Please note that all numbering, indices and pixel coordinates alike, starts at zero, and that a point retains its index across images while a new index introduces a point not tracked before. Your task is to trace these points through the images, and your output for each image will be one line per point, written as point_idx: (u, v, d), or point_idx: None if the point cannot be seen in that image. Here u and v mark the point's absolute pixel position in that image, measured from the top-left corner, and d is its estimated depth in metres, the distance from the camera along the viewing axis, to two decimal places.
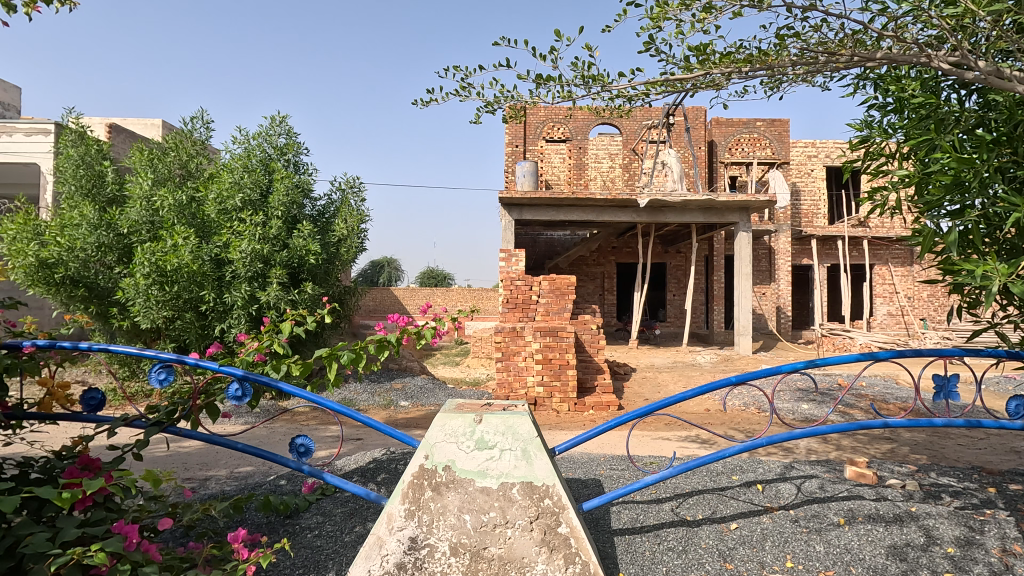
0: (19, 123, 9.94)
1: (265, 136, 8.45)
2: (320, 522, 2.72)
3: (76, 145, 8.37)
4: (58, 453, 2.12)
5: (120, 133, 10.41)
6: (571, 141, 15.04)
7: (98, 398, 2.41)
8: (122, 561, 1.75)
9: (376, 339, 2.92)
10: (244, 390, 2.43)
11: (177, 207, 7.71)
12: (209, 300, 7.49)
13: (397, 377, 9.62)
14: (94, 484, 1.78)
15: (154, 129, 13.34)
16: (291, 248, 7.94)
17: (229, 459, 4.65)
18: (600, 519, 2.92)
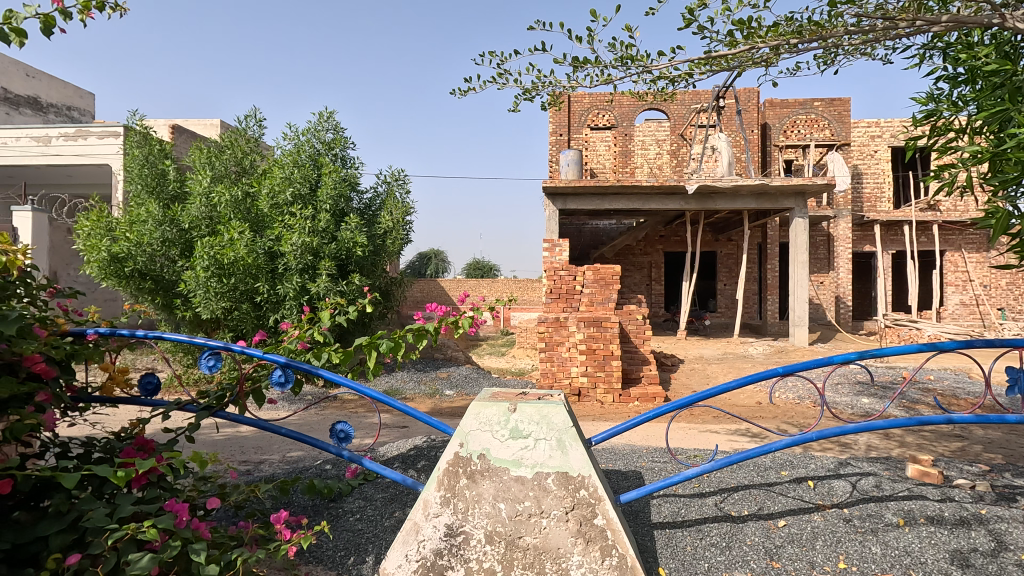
0: (93, 127, 10.60)
1: (313, 132, 8.67)
2: (362, 507, 2.79)
3: (142, 146, 8.88)
4: (117, 434, 2.24)
5: (181, 133, 10.94)
6: (616, 128, 14.75)
7: (154, 383, 2.53)
8: (174, 538, 1.82)
9: (414, 329, 2.94)
10: (287, 377, 2.49)
11: (233, 202, 8.03)
12: (263, 292, 7.79)
13: (442, 366, 9.80)
14: (146, 465, 1.86)
15: (212, 128, 14.04)
16: (339, 240, 8.15)
17: (281, 444, 4.85)
18: (639, 512, 2.86)
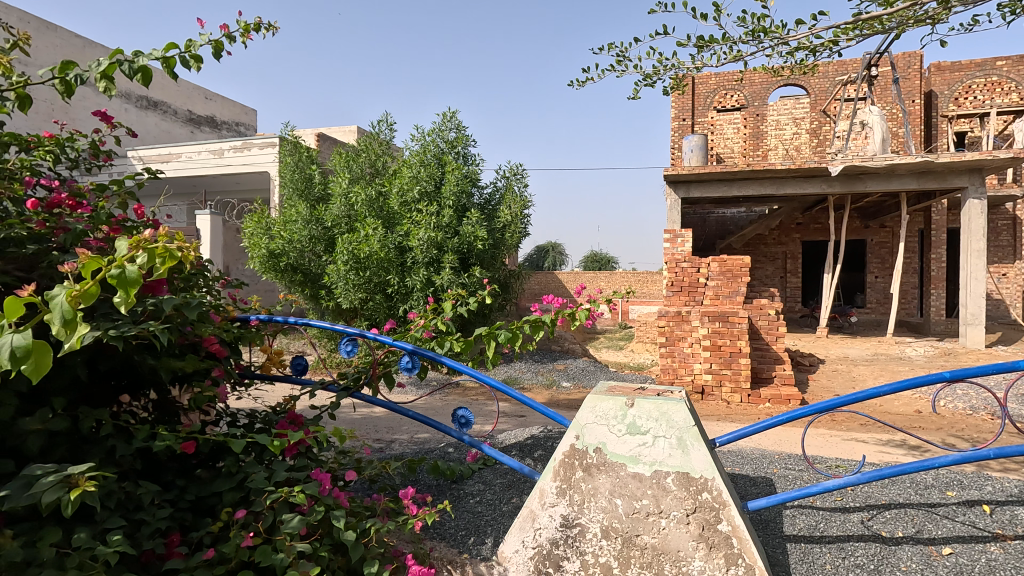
0: (256, 139, 12.08)
1: (438, 132, 9.11)
2: (481, 490, 2.90)
3: (293, 154, 9.95)
4: (274, 408, 2.54)
5: (325, 140, 12.10)
6: (746, 109, 13.70)
7: (303, 363, 2.83)
8: (319, 504, 2.02)
9: (531, 320, 2.97)
10: (413, 363, 2.65)
11: (367, 201, 8.71)
12: (394, 284, 8.37)
13: (559, 358, 9.87)
14: (297, 436, 2.09)
15: (350, 134, 15.37)
16: (461, 235, 8.51)
17: (410, 426, 5.19)
18: (770, 522, 2.65)
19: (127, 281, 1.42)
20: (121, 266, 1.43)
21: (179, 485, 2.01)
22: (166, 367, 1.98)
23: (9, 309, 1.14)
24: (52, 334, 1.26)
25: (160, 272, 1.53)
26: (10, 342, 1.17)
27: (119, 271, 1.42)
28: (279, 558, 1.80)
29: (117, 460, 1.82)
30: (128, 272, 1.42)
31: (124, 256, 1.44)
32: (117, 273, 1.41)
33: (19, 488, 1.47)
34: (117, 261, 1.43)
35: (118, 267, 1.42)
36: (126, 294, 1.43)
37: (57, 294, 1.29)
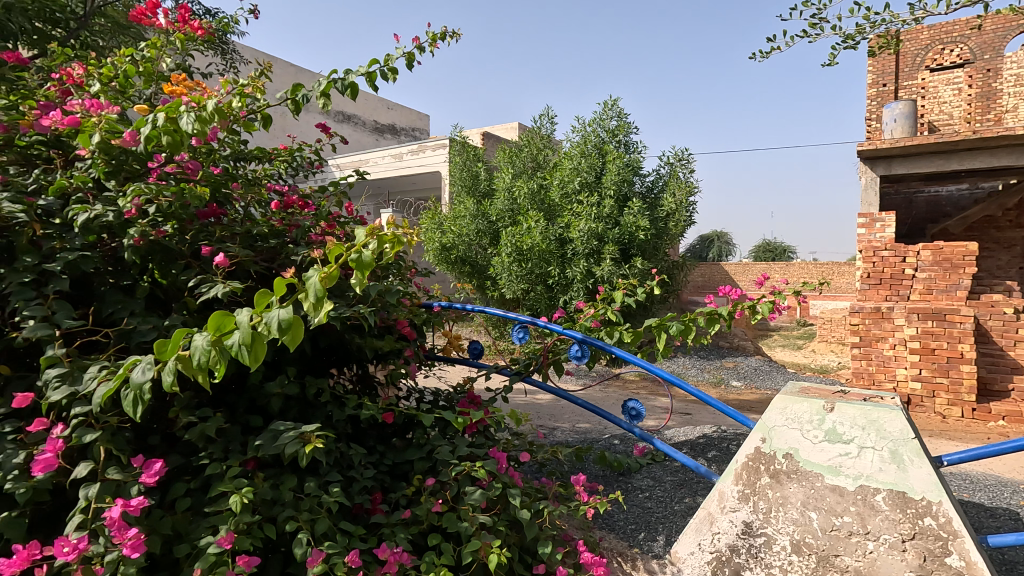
0: (430, 142, 13.10)
1: (599, 121, 9.01)
2: (651, 486, 2.83)
3: (462, 154, 10.61)
4: (455, 387, 2.72)
5: (490, 139, 12.69)
6: (971, 64, 11.33)
7: (479, 348, 3.00)
8: (496, 481, 2.13)
9: (705, 312, 2.79)
10: (583, 352, 2.64)
11: (530, 194, 8.95)
12: (555, 275, 8.47)
13: (728, 356, 9.22)
14: (477, 415, 2.21)
15: (512, 131, 16.03)
16: (622, 225, 8.33)
17: (571, 415, 5.23)
18: (1017, 566, 2.17)
19: (362, 265, 1.57)
20: (357, 251, 1.58)
21: (380, 450, 2.25)
22: (369, 346, 2.25)
23: (280, 279, 1.21)
24: (305, 310, 1.30)
25: (388, 258, 1.65)
26: (278, 311, 1.17)
27: (357, 256, 1.56)
28: (464, 526, 1.93)
29: (333, 423, 2.10)
30: (363, 256, 1.56)
31: (360, 243, 1.59)
32: (355, 257, 1.56)
33: (268, 439, 1.78)
34: (355, 247, 1.58)
35: (356, 253, 1.57)
36: (361, 277, 1.58)
37: (311, 274, 1.37)
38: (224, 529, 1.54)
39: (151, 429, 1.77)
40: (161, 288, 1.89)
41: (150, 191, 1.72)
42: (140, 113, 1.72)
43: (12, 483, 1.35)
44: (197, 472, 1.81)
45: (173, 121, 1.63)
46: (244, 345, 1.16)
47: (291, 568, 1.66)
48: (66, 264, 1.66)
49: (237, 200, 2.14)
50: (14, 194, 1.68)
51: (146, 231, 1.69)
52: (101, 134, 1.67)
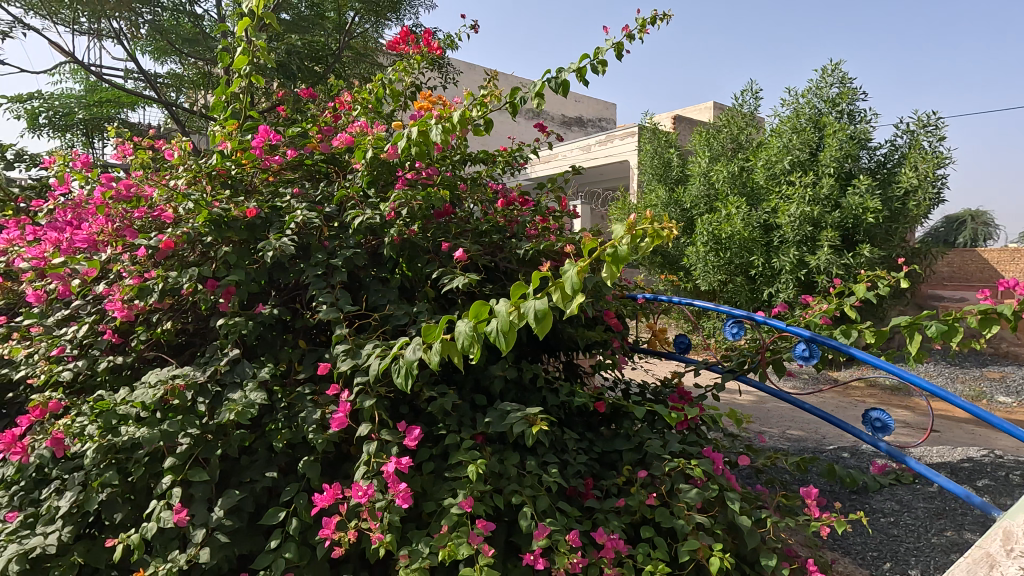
0: (617, 131, 12.60)
1: (815, 90, 7.32)
2: (897, 510, 2.44)
3: (650, 140, 9.75)
4: (663, 381, 2.64)
5: (682, 122, 11.82)
6: None
7: (685, 342, 2.81)
8: (713, 483, 2.01)
9: (980, 312, 2.25)
10: (812, 351, 2.30)
11: (729, 178, 7.83)
12: (759, 266, 7.32)
13: (992, 364, 7.43)
14: (693, 412, 2.12)
15: (707, 111, 14.99)
16: (844, 207, 6.82)
17: (780, 421, 4.51)
18: None
19: (619, 258, 1.34)
20: (614, 244, 1.36)
21: (589, 438, 2.28)
22: (581, 337, 2.35)
23: (536, 274, 1.25)
24: (554, 302, 1.30)
25: (645, 254, 1.37)
26: (534, 304, 1.28)
27: (613, 249, 1.34)
28: (679, 523, 1.87)
29: (548, 408, 2.21)
30: (620, 249, 1.34)
31: (618, 235, 1.36)
32: (611, 250, 1.34)
33: (496, 417, 1.94)
34: (611, 240, 1.37)
35: (612, 245, 1.35)
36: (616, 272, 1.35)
37: (569, 265, 1.29)
38: (463, 493, 1.69)
39: (402, 399, 2.04)
40: (409, 279, 2.18)
41: (405, 196, 2.02)
42: (398, 129, 2.03)
43: (314, 434, 1.69)
44: (436, 440, 2.04)
45: (423, 134, 1.88)
46: (501, 332, 1.29)
47: (515, 538, 1.77)
48: (344, 259, 2.01)
49: (467, 199, 2.41)
50: (309, 204, 2.10)
51: (402, 230, 1.99)
52: (373, 149, 2.02)
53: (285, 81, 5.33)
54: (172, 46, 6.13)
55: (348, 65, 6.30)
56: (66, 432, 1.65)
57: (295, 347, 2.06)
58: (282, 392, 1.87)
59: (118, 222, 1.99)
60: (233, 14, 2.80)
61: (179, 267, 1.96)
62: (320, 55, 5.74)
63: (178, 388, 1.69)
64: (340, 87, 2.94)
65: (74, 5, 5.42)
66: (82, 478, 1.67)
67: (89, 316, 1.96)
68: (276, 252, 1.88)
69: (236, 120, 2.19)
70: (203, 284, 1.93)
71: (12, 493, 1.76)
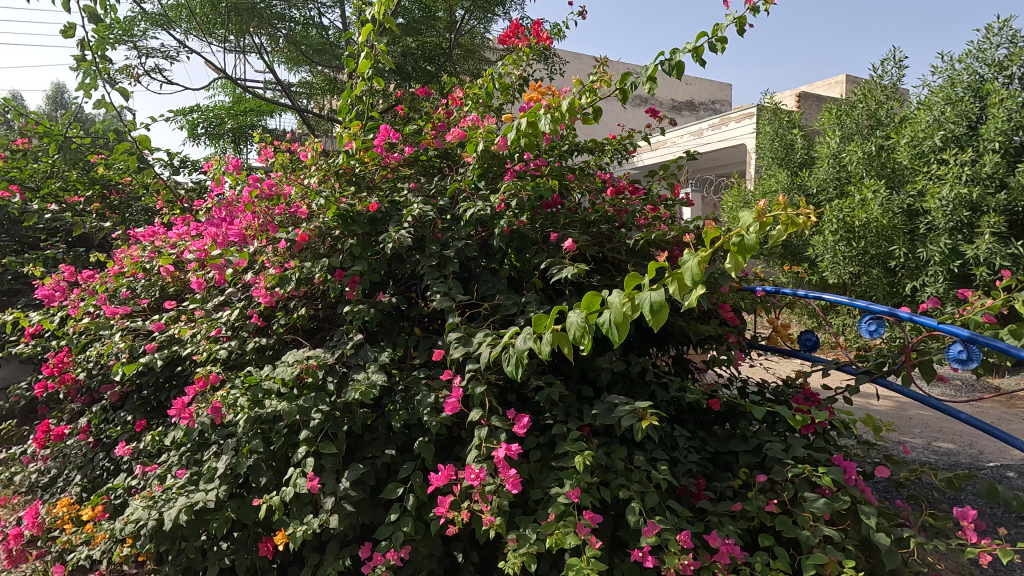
0: (734, 112, 11.78)
1: (976, 53, 6.30)
2: None
3: (772, 121, 8.97)
4: (785, 380, 2.44)
5: (807, 99, 10.80)
6: None
7: (813, 340, 2.56)
8: (843, 493, 1.84)
9: None
10: (971, 354, 1.97)
11: (865, 159, 7.01)
12: (900, 256, 6.51)
13: None
14: (820, 416, 1.94)
15: (839, 86, 13.57)
16: (1013, 189, 5.86)
17: (924, 430, 4.02)
18: None
19: (745, 248, 1.25)
20: (740, 233, 1.27)
21: (701, 436, 2.17)
22: (693, 330, 2.24)
23: (654, 264, 1.20)
24: (671, 294, 1.25)
25: (777, 243, 1.29)
26: (650, 295, 1.23)
27: (738, 238, 1.26)
28: (804, 535, 1.72)
29: (658, 403, 2.13)
30: (747, 239, 1.25)
31: (745, 223, 1.27)
32: (737, 239, 1.25)
33: (603, 410, 1.91)
34: (736, 228, 1.28)
35: (737, 234, 1.26)
36: (740, 263, 1.26)
37: (689, 255, 1.22)
38: (571, 483, 1.70)
39: (510, 388, 2.08)
40: (517, 269, 2.21)
41: (514, 187, 2.05)
42: (508, 121, 2.07)
43: (428, 416, 1.78)
44: (542, 429, 2.05)
45: (532, 125, 1.90)
46: (613, 324, 1.28)
47: (622, 532, 1.75)
48: (456, 250, 2.08)
49: (574, 189, 2.41)
50: (424, 198, 2.20)
51: (511, 221, 2.03)
52: (483, 142, 2.10)
53: (400, 82, 5.60)
54: (303, 57, 6.71)
55: (457, 63, 6.48)
56: (222, 402, 1.88)
57: (411, 334, 2.18)
58: (400, 375, 1.99)
59: (262, 219, 2.23)
60: (355, 23, 3.01)
61: (313, 259, 2.15)
62: (431, 56, 5.99)
63: (311, 367, 1.87)
64: (452, 83, 3.04)
65: (224, 26, 6.11)
66: (234, 444, 1.90)
67: (239, 302, 2.22)
68: (395, 244, 2.00)
69: (360, 121, 2.35)
70: (332, 273, 2.10)
71: (181, 453, 2.05)
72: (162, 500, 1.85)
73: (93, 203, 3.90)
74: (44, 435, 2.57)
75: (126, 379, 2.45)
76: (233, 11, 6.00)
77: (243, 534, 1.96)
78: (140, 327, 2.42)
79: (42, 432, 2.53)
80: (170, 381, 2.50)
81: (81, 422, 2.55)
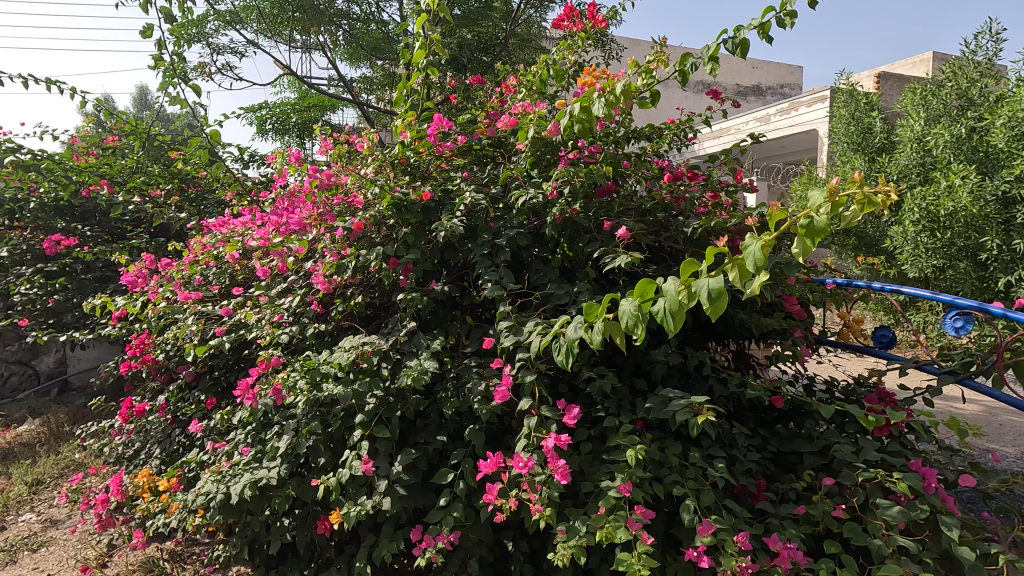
0: (804, 96, 11.13)
1: None
2: None
3: (847, 104, 8.40)
4: (857, 379, 2.28)
5: (888, 80, 10.05)
6: None
7: (889, 336, 2.39)
8: (920, 501, 1.71)
9: None
10: None
11: (954, 142, 6.45)
12: (992, 248, 5.95)
13: None
14: (896, 417, 1.80)
15: (924, 64, 12.55)
16: None
17: (1018, 438, 3.66)
18: None
19: (814, 231, 1.16)
20: (809, 214, 1.18)
21: (762, 435, 2.07)
22: (755, 324, 2.13)
23: (713, 250, 1.13)
24: (731, 281, 1.17)
25: (850, 226, 1.19)
26: (707, 283, 1.17)
27: (807, 220, 1.17)
28: (875, 543, 1.61)
29: (716, 399, 2.04)
30: (817, 221, 1.16)
31: (815, 203, 1.18)
32: (805, 221, 1.17)
33: (658, 404, 1.85)
34: (805, 209, 1.19)
35: (806, 216, 1.17)
36: (809, 247, 1.17)
37: (751, 240, 1.15)
38: (622, 477, 1.66)
39: (562, 378, 2.06)
40: (569, 259, 2.17)
41: (567, 173, 2.02)
42: (560, 107, 2.03)
43: (479, 405, 1.78)
44: (594, 421, 2.02)
45: (586, 110, 1.85)
46: (668, 313, 1.22)
47: (675, 529, 1.70)
48: (508, 239, 2.07)
49: (630, 177, 2.34)
50: (477, 187, 2.20)
51: (564, 209, 1.99)
52: (535, 129, 2.07)
53: (456, 73, 5.64)
54: (363, 52, 6.89)
55: (514, 52, 6.43)
56: (283, 384, 1.96)
57: (463, 323, 2.19)
58: (451, 363, 2.00)
59: (322, 209, 2.30)
60: (412, 15, 3.03)
61: (368, 247, 2.19)
62: (487, 46, 6.01)
63: (366, 353, 1.91)
64: (507, 71, 3.03)
65: (290, 24, 6.35)
66: (294, 424, 1.97)
67: (301, 289, 2.31)
68: (447, 233, 2.01)
69: (414, 111, 2.37)
70: (387, 262, 2.13)
71: (246, 432, 2.15)
72: (229, 475, 1.96)
73: (173, 196, 4.17)
74: (128, 412, 2.77)
75: (199, 361, 2.60)
76: (298, 9, 6.22)
77: (303, 512, 2.04)
78: (211, 312, 2.55)
79: (126, 409, 2.72)
80: (239, 363, 2.64)
81: (160, 399, 2.72)
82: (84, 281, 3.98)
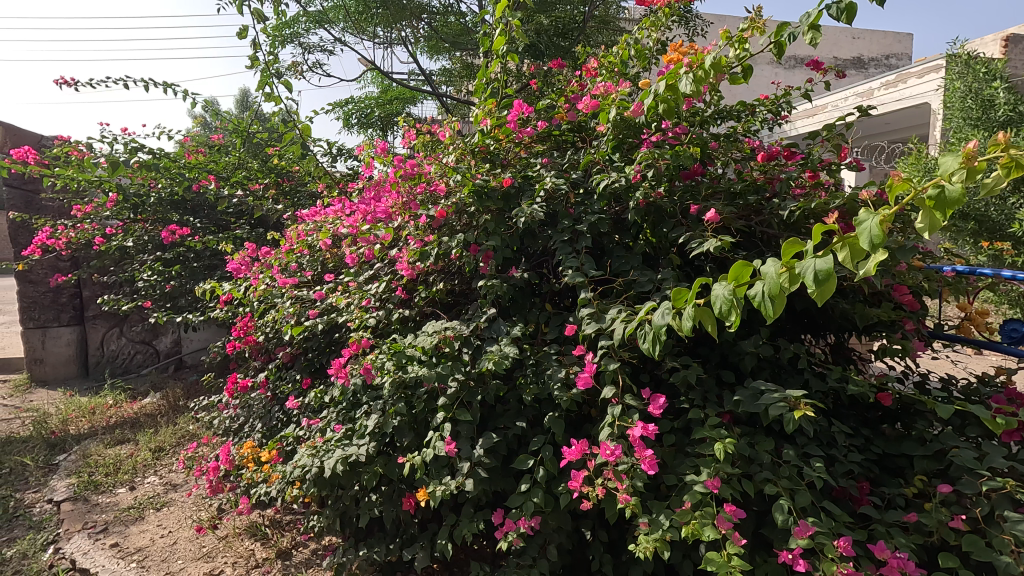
0: (913, 67, 10.06)
1: None
2: None
3: (963, 75, 7.54)
4: (981, 377, 2.04)
5: (1019, 43, 8.84)
6: None
7: (1021, 331, 2.12)
8: None
9: None
10: None
11: None
12: None
13: None
14: None
15: None
16: None
17: None
18: None
19: (945, 202, 1.03)
20: (938, 183, 1.05)
21: (865, 435, 1.90)
22: (859, 314, 1.96)
23: (821, 227, 1.03)
24: (841, 261, 1.08)
25: (993, 192, 1.08)
26: (814, 263, 1.07)
27: (937, 189, 1.04)
28: (1003, 560, 1.42)
29: (813, 393, 1.91)
30: (948, 190, 1.03)
31: (947, 170, 1.04)
32: (934, 191, 1.04)
33: (748, 397, 1.75)
34: (934, 177, 1.06)
35: (935, 185, 1.04)
36: (938, 220, 1.05)
37: (866, 215, 1.04)
38: (709, 472, 1.59)
39: (643, 367, 2.00)
40: (653, 246, 2.10)
41: (651, 156, 1.94)
42: (644, 86, 1.96)
43: (559, 391, 1.77)
44: (679, 413, 1.95)
45: (672, 87, 1.77)
46: (767, 296, 1.14)
47: (765, 529, 1.61)
48: (589, 224, 2.03)
49: (718, 158, 2.21)
50: (557, 172, 2.18)
51: (648, 192, 1.92)
52: (618, 110, 2.01)
53: (533, 59, 5.60)
54: (444, 45, 6.98)
55: (591, 36, 6.33)
56: (372, 364, 2.04)
57: (542, 310, 2.18)
58: (531, 349, 2.00)
59: (406, 198, 2.35)
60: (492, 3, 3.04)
61: (450, 234, 2.24)
62: (565, 31, 5.93)
63: (448, 338, 1.96)
64: (588, 54, 2.95)
65: (375, 21, 6.58)
66: (381, 404, 2.06)
67: (386, 275, 2.39)
68: (527, 218, 2.01)
69: (494, 98, 2.37)
70: (467, 249, 2.16)
71: (338, 410, 2.27)
72: (323, 450, 2.09)
73: (271, 189, 4.47)
74: (234, 387, 3.01)
75: (295, 342, 2.78)
76: (382, 7, 6.44)
77: (389, 490, 2.12)
78: (306, 296, 2.71)
79: (232, 384, 2.97)
80: (331, 345, 2.79)
81: (261, 378, 2.94)
82: (195, 269, 4.35)
